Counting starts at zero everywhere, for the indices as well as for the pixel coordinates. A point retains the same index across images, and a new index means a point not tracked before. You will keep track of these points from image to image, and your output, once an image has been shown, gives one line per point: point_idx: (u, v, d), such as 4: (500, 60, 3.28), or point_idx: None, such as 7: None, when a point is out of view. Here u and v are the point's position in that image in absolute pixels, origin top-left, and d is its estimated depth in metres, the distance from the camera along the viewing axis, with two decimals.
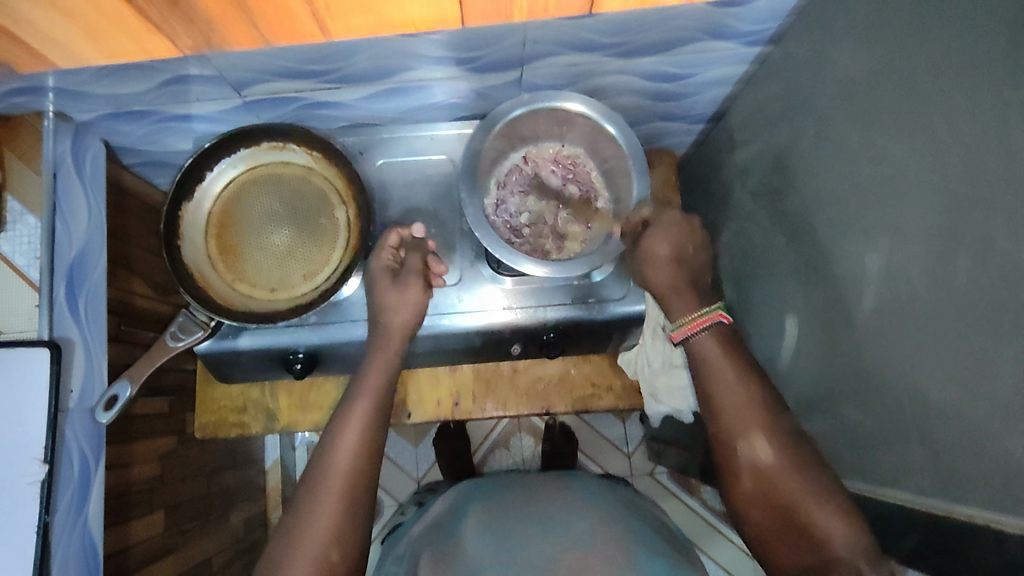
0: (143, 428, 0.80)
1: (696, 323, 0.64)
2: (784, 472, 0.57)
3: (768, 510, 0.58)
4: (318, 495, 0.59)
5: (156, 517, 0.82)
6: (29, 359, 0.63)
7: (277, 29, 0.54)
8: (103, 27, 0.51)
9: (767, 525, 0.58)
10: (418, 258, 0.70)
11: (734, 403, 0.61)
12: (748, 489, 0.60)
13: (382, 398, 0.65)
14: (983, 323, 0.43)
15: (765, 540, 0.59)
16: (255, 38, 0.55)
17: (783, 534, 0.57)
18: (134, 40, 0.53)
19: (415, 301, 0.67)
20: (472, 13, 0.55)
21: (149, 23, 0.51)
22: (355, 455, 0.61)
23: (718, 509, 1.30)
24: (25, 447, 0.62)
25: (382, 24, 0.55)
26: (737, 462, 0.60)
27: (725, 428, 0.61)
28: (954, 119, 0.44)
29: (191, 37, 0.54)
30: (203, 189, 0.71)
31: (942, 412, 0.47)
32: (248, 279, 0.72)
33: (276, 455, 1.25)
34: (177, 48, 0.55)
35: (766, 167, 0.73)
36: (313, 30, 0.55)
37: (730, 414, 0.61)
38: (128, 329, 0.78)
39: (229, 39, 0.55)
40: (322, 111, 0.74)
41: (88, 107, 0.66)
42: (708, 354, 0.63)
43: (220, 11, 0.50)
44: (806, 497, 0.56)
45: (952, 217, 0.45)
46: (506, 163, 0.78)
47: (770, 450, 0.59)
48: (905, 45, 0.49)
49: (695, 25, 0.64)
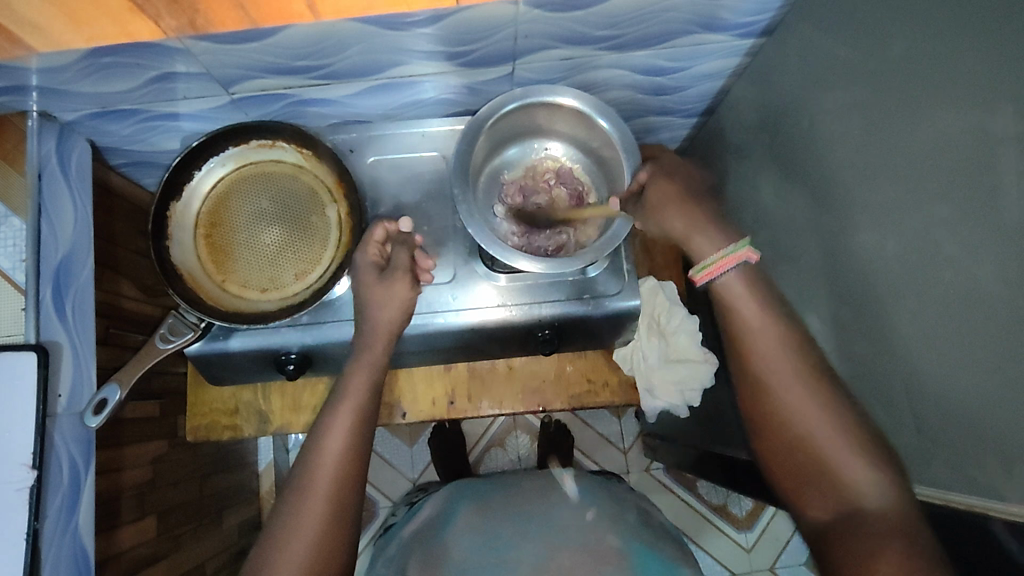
0: (133, 432, 0.79)
1: (718, 266, 0.59)
2: (820, 423, 0.53)
3: (798, 462, 0.54)
4: (305, 497, 0.58)
5: (148, 522, 0.81)
6: (16, 364, 0.62)
7: (264, 9, 0.52)
8: (85, 9, 0.49)
9: (798, 485, 0.54)
10: (405, 254, 0.67)
11: (766, 352, 0.57)
12: (784, 445, 0.55)
13: (367, 397, 0.64)
14: (983, 311, 0.42)
15: (795, 500, 0.54)
16: (241, 19, 0.53)
17: (810, 488, 0.53)
18: (116, 22, 0.52)
19: (402, 299, 0.66)
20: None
21: (133, 4, 0.49)
22: (340, 460, 0.60)
23: (714, 503, 1.31)
24: (11, 454, 0.61)
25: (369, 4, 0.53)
26: (772, 408, 0.56)
27: (763, 377, 0.56)
28: (949, 104, 0.44)
29: (177, 20, 0.52)
30: (192, 187, 0.71)
31: (944, 401, 0.46)
32: (238, 279, 0.72)
33: (271, 458, 1.24)
34: (161, 29, 0.53)
35: (760, 160, 0.73)
36: (302, 10, 0.53)
37: (772, 362, 0.56)
38: (117, 331, 0.77)
39: (214, 21, 0.53)
40: (312, 108, 0.73)
41: (73, 106, 0.65)
42: (738, 295, 0.59)
43: None
44: (841, 451, 0.52)
45: (949, 203, 0.45)
46: (497, 177, 0.79)
47: (809, 396, 0.54)
48: (898, 33, 0.49)
49: (686, 18, 0.64)
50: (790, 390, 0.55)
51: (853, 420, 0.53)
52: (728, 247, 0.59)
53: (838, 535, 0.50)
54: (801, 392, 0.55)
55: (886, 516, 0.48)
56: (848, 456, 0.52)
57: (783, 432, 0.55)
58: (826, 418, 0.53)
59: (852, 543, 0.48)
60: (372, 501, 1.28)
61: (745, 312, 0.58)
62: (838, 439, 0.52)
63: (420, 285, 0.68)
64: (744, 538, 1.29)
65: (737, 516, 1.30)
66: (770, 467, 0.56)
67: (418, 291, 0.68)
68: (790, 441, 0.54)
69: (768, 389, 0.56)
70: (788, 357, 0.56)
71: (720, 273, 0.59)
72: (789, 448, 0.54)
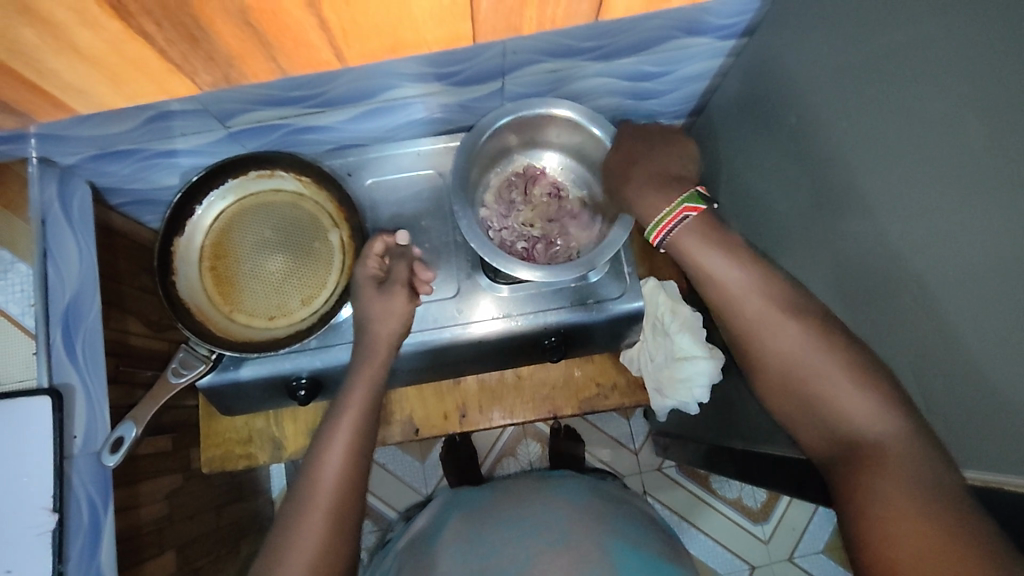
0: (148, 468, 0.79)
1: (666, 224, 0.60)
2: (805, 355, 0.55)
3: (792, 394, 0.56)
4: (303, 514, 0.57)
5: (168, 557, 0.81)
6: (29, 408, 0.62)
7: (294, 59, 0.56)
8: (123, 70, 0.53)
9: (800, 419, 0.56)
10: (404, 267, 0.68)
11: (749, 299, 0.59)
12: (774, 380, 0.58)
13: (368, 409, 0.63)
14: (980, 295, 0.43)
15: (800, 431, 0.57)
16: (272, 70, 0.57)
17: (807, 420, 0.56)
18: (153, 80, 0.56)
19: (402, 311, 0.67)
20: (484, 29, 0.58)
21: (171, 64, 0.53)
22: (339, 475, 0.59)
23: (728, 497, 1.31)
24: (31, 499, 0.61)
25: (396, 47, 0.58)
26: (754, 347, 0.59)
27: (737, 318, 0.60)
28: (938, 92, 0.45)
29: (211, 74, 0.56)
30: (194, 221, 0.72)
31: (948, 383, 0.47)
32: (246, 308, 0.72)
33: (283, 484, 1.24)
34: (196, 84, 0.58)
35: (752, 154, 0.74)
36: (329, 58, 0.57)
37: (743, 303, 0.59)
38: (127, 369, 0.77)
39: (247, 73, 0.57)
40: (308, 135, 0.74)
41: (74, 150, 0.66)
42: (692, 246, 0.60)
43: (242, 49, 0.53)
44: (827, 385, 0.54)
45: (944, 185, 0.46)
46: (496, 198, 0.79)
47: (790, 328, 0.56)
48: (883, 28, 0.50)
49: (672, 24, 0.65)
50: (780, 333, 0.57)
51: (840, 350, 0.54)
52: (672, 204, 0.61)
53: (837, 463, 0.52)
54: (783, 326, 0.57)
55: (883, 442, 0.49)
56: (839, 389, 0.53)
57: (776, 371, 0.57)
58: (810, 351, 0.55)
59: (846, 474, 0.51)
60: (386, 520, 1.28)
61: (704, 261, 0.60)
62: (822, 368, 0.54)
63: (418, 297, 0.69)
64: (761, 531, 1.30)
65: (752, 509, 1.31)
66: (774, 405, 0.59)
67: (417, 303, 0.69)
68: (784, 373, 0.57)
69: (759, 335, 0.58)
70: (755, 296, 0.58)
71: (669, 229, 0.60)
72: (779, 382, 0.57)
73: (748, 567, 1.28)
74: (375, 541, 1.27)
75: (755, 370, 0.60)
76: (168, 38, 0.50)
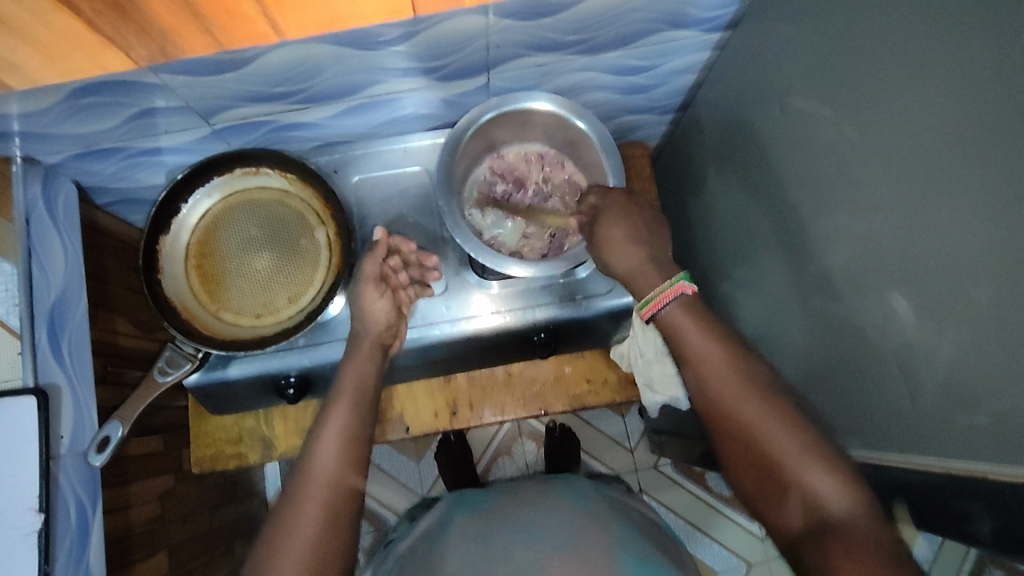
0: (138, 469, 0.79)
1: (658, 300, 0.59)
2: (771, 434, 0.52)
3: (760, 475, 0.53)
4: (302, 504, 0.57)
5: (160, 559, 0.80)
6: (14, 409, 0.62)
7: (231, 32, 0.52)
8: (59, 46, 0.49)
9: (770, 503, 0.53)
10: (374, 264, 0.67)
11: (716, 372, 0.56)
12: (739, 458, 0.54)
13: (359, 407, 0.63)
14: (964, 281, 0.43)
15: (770, 516, 0.53)
16: (210, 45, 0.53)
17: (779, 503, 0.52)
18: (91, 58, 0.51)
19: (375, 305, 0.67)
20: (422, 2, 0.53)
21: (103, 37, 0.49)
22: (337, 464, 0.59)
23: (725, 494, 1.31)
24: (17, 499, 0.61)
25: (334, 19, 0.53)
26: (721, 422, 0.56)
27: (707, 393, 0.56)
28: (918, 80, 0.45)
29: (149, 49, 0.52)
30: (179, 221, 0.71)
31: (931, 372, 0.47)
32: (233, 306, 0.72)
33: (276, 485, 1.24)
34: (133, 58, 0.53)
35: (739, 147, 0.74)
36: (266, 30, 0.53)
37: (713, 371, 0.56)
38: (115, 369, 0.77)
39: (183, 47, 0.53)
40: (294, 133, 0.74)
41: (57, 149, 0.66)
42: (678, 322, 0.58)
43: (174, 20, 0.49)
44: (800, 464, 0.51)
45: (926, 173, 0.45)
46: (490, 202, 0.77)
47: (756, 408, 0.54)
48: (866, 15, 0.50)
49: (655, 17, 0.65)
50: (748, 411, 0.54)
51: (806, 427, 0.53)
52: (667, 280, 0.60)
53: (812, 548, 0.48)
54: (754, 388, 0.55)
55: (849, 525, 0.48)
56: (805, 470, 0.51)
57: (740, 440, 0.54)
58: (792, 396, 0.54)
59: (819, 558, 0.47)
60: (381, 520, 1.28)
61: (682, 332, 0.58)
62: (791, 447, 0.52)
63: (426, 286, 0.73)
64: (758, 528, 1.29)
65: None
66: (738, 484, 0.55)
67: (398, 302, 0.69)
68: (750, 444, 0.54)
69: (724, 403, 0.55)
70: (721, 351, 0.57)
71: (661, 308, 0.59)
72: (744, 462, 0.54)
73: (746, 565, 1.28)
74: (372, 542, 1.26)
75: (718, 448, 0.57)
76: (96, 8, 0.46)
